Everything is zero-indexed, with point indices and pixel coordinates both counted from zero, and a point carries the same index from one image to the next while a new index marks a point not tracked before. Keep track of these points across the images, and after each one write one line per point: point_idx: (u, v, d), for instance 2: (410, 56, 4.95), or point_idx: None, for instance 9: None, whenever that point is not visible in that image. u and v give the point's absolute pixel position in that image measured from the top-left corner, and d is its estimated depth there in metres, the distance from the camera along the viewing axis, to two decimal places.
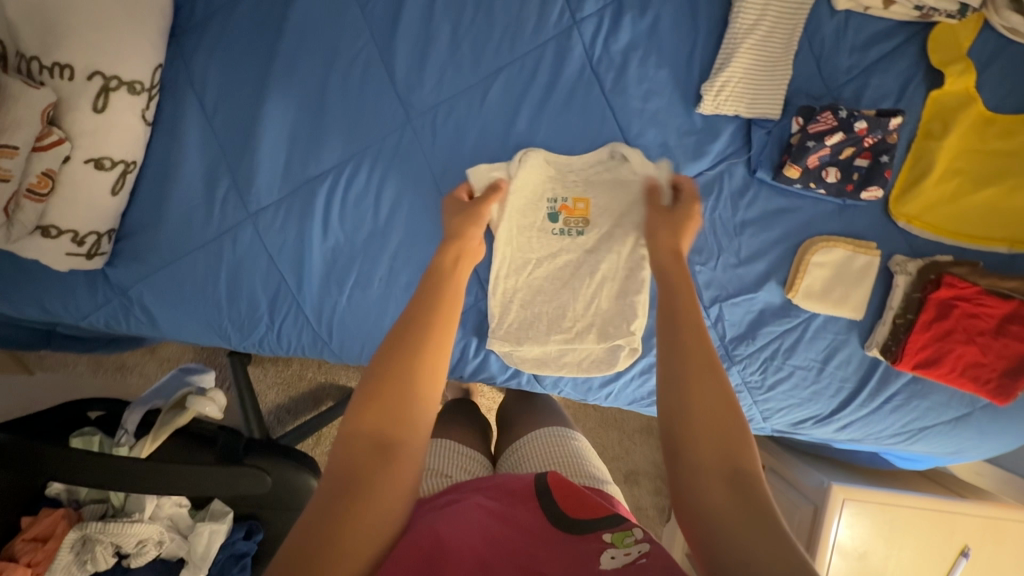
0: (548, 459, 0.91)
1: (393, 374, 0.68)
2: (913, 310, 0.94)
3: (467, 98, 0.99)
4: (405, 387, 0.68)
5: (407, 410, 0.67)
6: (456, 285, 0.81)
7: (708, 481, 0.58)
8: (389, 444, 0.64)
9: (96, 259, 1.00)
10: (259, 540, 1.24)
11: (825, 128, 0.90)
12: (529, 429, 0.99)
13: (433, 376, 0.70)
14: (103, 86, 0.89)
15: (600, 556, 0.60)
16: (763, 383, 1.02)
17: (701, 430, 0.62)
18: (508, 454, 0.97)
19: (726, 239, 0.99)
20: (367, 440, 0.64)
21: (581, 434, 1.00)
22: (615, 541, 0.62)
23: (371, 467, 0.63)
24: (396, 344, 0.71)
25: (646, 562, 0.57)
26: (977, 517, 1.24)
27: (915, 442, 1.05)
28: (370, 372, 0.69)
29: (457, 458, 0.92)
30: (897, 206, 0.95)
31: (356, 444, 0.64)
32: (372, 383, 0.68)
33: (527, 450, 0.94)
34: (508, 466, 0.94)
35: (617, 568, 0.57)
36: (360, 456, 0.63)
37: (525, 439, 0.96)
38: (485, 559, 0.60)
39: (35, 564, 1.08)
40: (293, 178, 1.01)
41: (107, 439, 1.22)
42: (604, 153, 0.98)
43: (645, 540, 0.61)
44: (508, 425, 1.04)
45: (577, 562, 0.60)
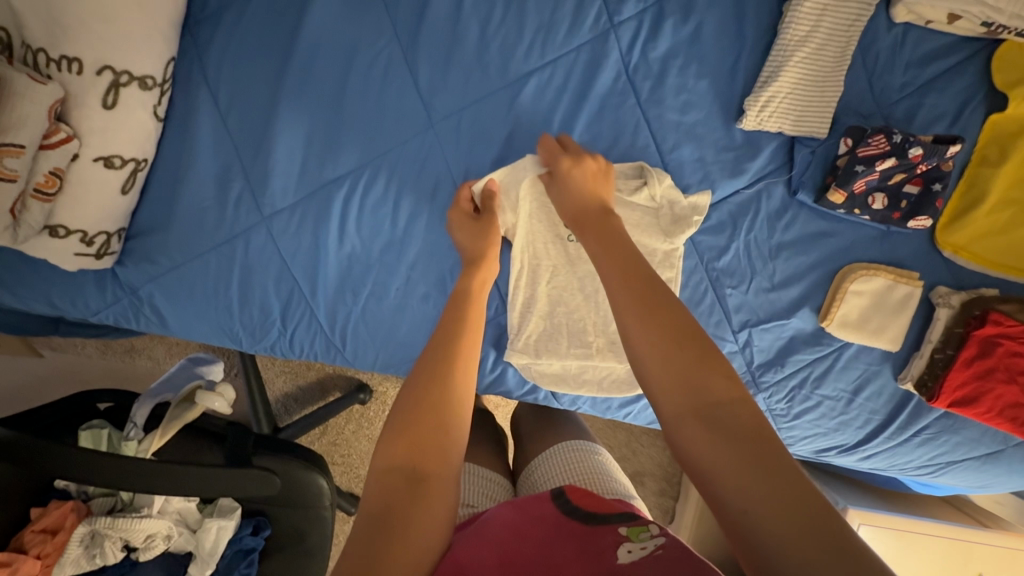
0: (568, 476, 0.88)
1: (423, 398, 0.66)
2: (954, 345, 0.90)
3: (493, 103, 0.94)
4: (437, 405, 0.66)
5: (436, 428, 0.65)
6: (479, 309, 0.78)
7: (691, 423, 0.54)
8: (426, 471, 0.62)
9: (105, 259, 0.97)
10: (267, 536, 1.22)
11: (875, 151, 0.84)
12: (547, 445, 0.96)
13: (462, 396, 0.68)
14: (113, 81, 0.85)
15: (616, 550, 0.58)
16: (788, 411, 0.99)
17: (676, 377, 0.56)
18: (525, 477, 0.94)
19: (760, 262, 0.94)
20: (402, 469, 0.61)
21: (603, 448, 0.96)
22: (630, 536, 0.61)
23: (409, 495, 0.59)
24: (425, 368, 0.69)
25: (662, 553, 0.56)
26: (994, 546, 1.22)
27: (941, 475, 1.02)
28: (405, 399, 0.67)
29: (476, 485, 0.89)
30: (944, 235, 0.90)
31: (392, 477, 0.60)
32: (403, 410, 0.65)
33: (545, 469, 0.91)
34: (526, 490, 0.92)
35: (634, 560, 0.55)
36: (396, 485, 0.60)
37: (543, 458, 0.94)
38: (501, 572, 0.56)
39: (44, 556, 1.06)
40: (308, 182, 0.97)
41: (115, 433, 1.20)
42: (630, 167, 0.92)
43: (660, 536, 0.60)
44: (523, 441, 1.02)
45: (593, 556, 0.58)
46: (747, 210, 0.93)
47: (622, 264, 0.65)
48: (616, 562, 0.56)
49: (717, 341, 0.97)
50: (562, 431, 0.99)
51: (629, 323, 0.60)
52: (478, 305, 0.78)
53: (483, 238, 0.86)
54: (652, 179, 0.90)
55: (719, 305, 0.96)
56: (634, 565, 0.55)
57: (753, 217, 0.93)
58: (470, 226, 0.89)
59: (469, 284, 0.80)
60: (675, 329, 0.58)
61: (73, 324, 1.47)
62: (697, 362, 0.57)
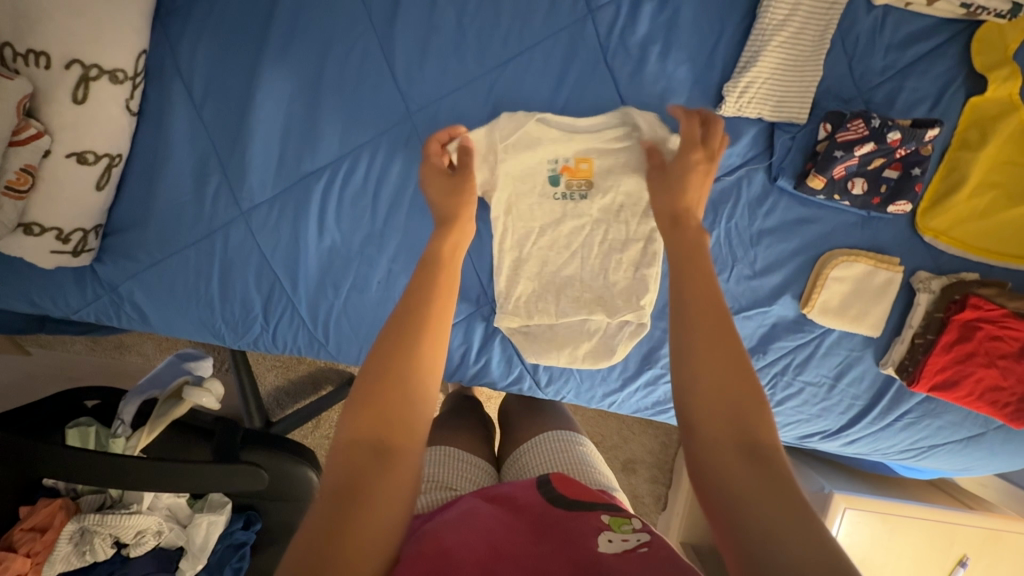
0: (553, 464, 0.87)
1: (388, 370, 0.64)
2: (933, 330, 0.90)
3: (472, 92, 0.93)
4: (404, 379, 0.64)
5: (401, 403, 0.63)
6: (447, 277, 0.75)
7: (726, 443, 0.55)
8: (390, 445, 0.61)
9: (83, 256, 0.96)
10: (259, 529, 1.24)
11: (854, 136, 0.84)
12: (531, 433, 0.95)
13: (427, 366, 0.67)
14: (82, 75, 0.83)
15: (597, 538, 0.60)
16: (771, 397, 0.99)
17: (715, 380, 0.59)
18: (510, 461, 0.93)
19: (742, 250, 0.94)
20: (368, 443, 0.60)
21: (587, 439, 0.96)
22: (613, 526, 0.63)
23: (372, 469, 0.58)
24: (389, 339, 0.67)
25: (647, 551, 0.57)
26: (977, 528, 1.23)
27: (924, 459, 1.03)
28: (370, 371, 0.65)
29: (461, 469, 0.89)
30: (924, 220, 0.90)
31: (356, 450, 0.59)
32: (369, 383, 0.64)
33: (530, 457, 0.90)
34: (511, 474, 0.90)
35: (617, 552, 0.57)
36: (359, 459, 0.59)
37: (527, 444, 0.93)
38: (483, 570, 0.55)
39: (34, 554, 1.06)
40: (287, 175, 0.96)
41: (103, 430, 1.19)
42: (612, 116, 0.91)
43: (643, 531, 0.62)
44: (508, 429, 1.01)
45: (578, 542, 0.59)
46: (728, 197, 0.93)
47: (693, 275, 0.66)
48: (599, 551, 0.58)
49: None
50: (547, 419, 0.98)
51: (685, 334, 0.62)
52: (450, 271, 0.76)
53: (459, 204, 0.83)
54: (638, 122, 0.90)
55: None
56: (617, 556, 0.56)
57: (734, 205, 0.93)
58: (452, 186, 0.86)
59: (440, 247, 0.78)
60: (728, 353, 0.60)
61: (58, 322, 1.46)
62: (741, 390, 0.58)
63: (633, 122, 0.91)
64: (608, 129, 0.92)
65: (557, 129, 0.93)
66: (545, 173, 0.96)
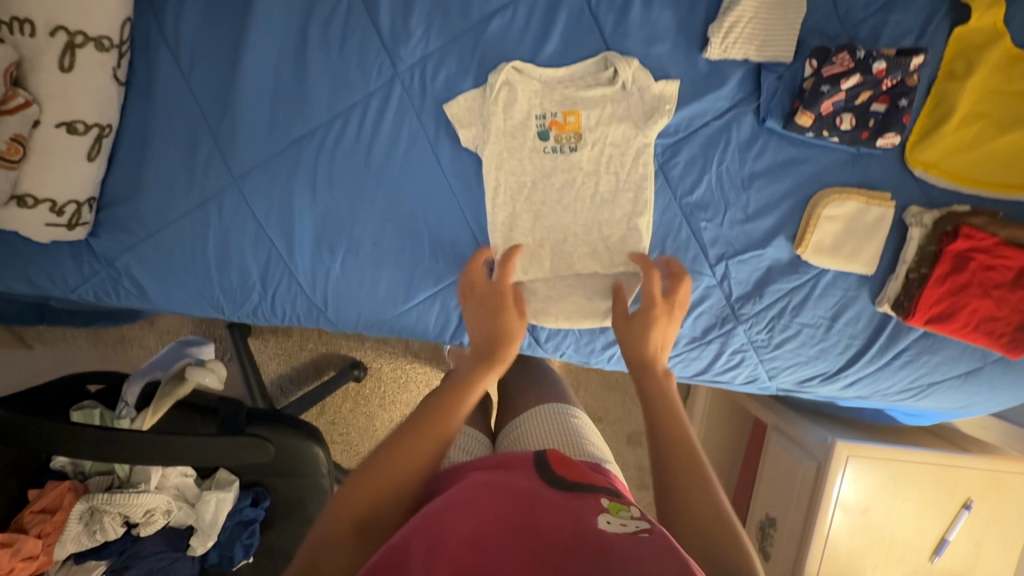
0: (549, 437, 0.94)
1: (391, 462, 0.70)
2: (927, 264, 0.91)
3: (457, 48, 0.93)
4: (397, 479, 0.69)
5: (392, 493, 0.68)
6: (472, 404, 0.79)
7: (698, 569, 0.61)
8: (372, 532, 0.66)
9: (78, 229, 0.96)
10: (266, 506, 1.23)
11: (840, 70, 0.85)
12: (529, 407, 1.02)
13: (427, 463, 0.72)
14: (68, 43, 0.84)
15: (597, 518, 0.61)
16: (769, 341, 1.00)
17: (682, 473, 0.69)
18: (509, 429, 1.01)
19: (734, 193, 0.94)
20: (352, 522, 0.65)
21: (581, 412, 1.02)
22: (611, 510, 0.64)
23: (348, 549, 0.63)
24: (402, 435, 0.72)
25: (648, 536, 0.58)
26: (980, 470, 1.24)
27: (923, 398, 1.04)
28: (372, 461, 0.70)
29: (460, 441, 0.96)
30: (914, 154, 0.90)
31: (338, 527, 0.64)
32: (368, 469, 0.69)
33: (528, 426, 0.97)
34: (510, 440, 0.98)
35: (617, 532, 0.58)
36: (340, 539, 0.64)
37: (527, 414, 1.00)
38: (475, 537, 0.58)
39: (45, 535, 1.08)
40: (278, 140, 0.96)
41: (107, 412, 1.22)
42: (593, 62, 0.91)
43: (643, 518, 0.62)
44: (508, 402, 1.09)
45: (574, 518, 0.61)
46: (718, 141, 0.93)
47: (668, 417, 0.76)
48: (598, 527, 0.59)
49: (695, 276, 0.97)
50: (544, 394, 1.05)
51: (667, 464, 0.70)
52: (474, 388, 0.80)
53: (495, 335, 0.86)
54: (619, 65, 0.90)
55: (695, 239, 0.96)
56: (617, 536, 0.58)
57: (724, 149, 0.93)
58: (494, 310, 0.90)
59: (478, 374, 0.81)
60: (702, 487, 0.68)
61: (58, 311, 1.46)
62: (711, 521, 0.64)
63: (613, 67, 0.91)
64: (590, 76, 0.93)
65: (536, 80, 0.93)
66: (534, 128, 0.95)
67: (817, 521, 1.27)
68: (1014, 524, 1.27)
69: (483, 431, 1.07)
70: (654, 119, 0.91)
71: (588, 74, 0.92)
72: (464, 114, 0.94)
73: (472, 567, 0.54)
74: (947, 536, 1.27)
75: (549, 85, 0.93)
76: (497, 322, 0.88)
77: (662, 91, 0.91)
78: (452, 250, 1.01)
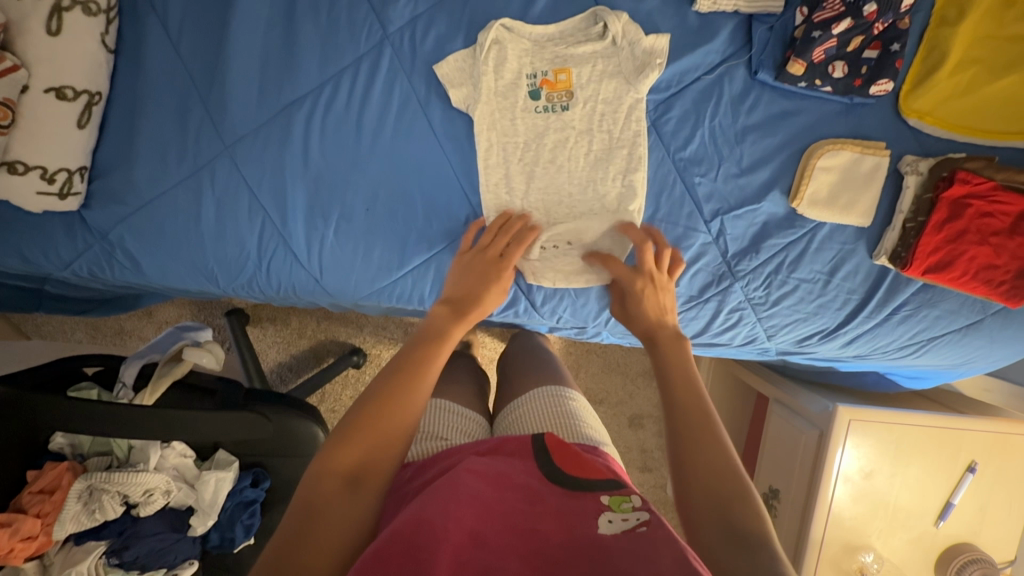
0: (546, 420, 0.92)
1: (376, 412, 0.72)
2: (924, 212, 0.90)
3: (447, 8, 0.93)
4: (380, 426, 0.71)
5: (380, 442, 0.71)
6: (444, 353, 0.82)
7: (709, 525, 0.62)
8: (365, 478, 0.68)
9: (70, 200, 0.95)
10: (267, 487, 1.22)
11: (831, 15, 0.84)
12: (526, 391, 1.01)
13: (409, 412, 0.74)
14: (55, 5, 0.84)
15: (598, 519, 0.62)
16: (767, 298, 0.99)
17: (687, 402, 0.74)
18: (507, 412, 0.99)
19: (727, 148, 0.93)
20: (345, 473, 0.67)
21: (578, 394, 1.01)
22: (612, 505, 0.65)
23: (345, 493, 0.66)
24: (381, 387, 0.75)
25: (646, 531, 0.59)
26: (985, 432, 1.23)
27: (923, 354, 1.03)
28: (354, 408, 0.73)
29: (456, 422, 0.94)
30: (908, 103, 0.89)
31: (330, 479, 0.66)
32: (353, 418, 0.72)
33: (526, 410, 0.96)
34: (507, 423, 0.96)
35: (617, 534, 0.60)
36: (335, 489, 0.66)
37: (524, 399, 0.99)
38: (476, 532, 0.60)
39: (44, 515, 1.06)
40: (269, 105, 0.96)
41: (105, 392, 1.22)
42: (583, 18, 0.91)
43: (644, 509, 0.64)
44: (507, 388, 1.08)
45: (576, 523, 0.62)
46: (710, 96, 0.92)
47: (682, 385, 0.77)
48: (598, 532, 0.61)
49: (691, 233, 0.96)
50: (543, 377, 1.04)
51: (680, 415, 0.72)
52: (446, 339, 0.84)
53: (467, 292, 0.92)
54: (609, 20, 0.89)
55: (689, 195, 0.95)
56: (618, 538, 0.59)
57: (716, 103, 0.92)
58: (467, 266, 0.95)
59: (444, 324, 0.85)
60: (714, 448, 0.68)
61: (54, 298, 1.46)
62: (723, 480, 0.65)
63: (603, 22, 0.91)
64: (580, 32, 0.92)
65: (526, 38, 0.93)
66: (525, 88, 0.94)
67: (821, 490, 1.25)
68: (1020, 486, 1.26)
69: (482, 399, 1.06)
70: (645, 73, 0.91)
71: (578, 31, 0.92)
72: (455, 74, 0.94)
73: (472, 561, 0.56)
74: (953, 500, 1.26)
75: (540, 43, 0.93)
76: (474, 283, 0.93)
77: (654, 44, 0.90)
78: (446, 213, 1.00)
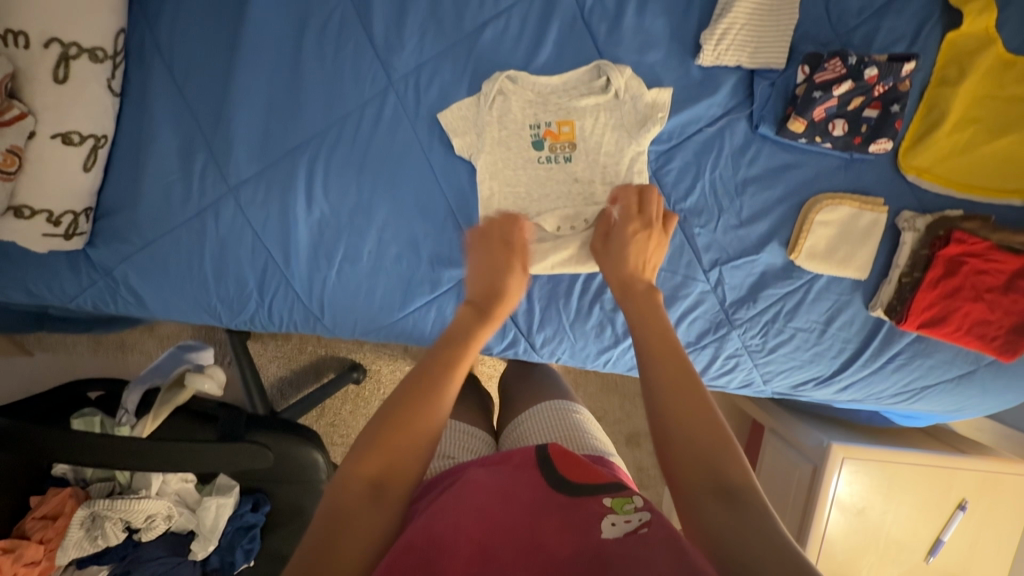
0: (553, 433, 0.94)
1: (400, 421, 0.70)
2: (920, 268, 0.91)
3: (452, 56, 0.94)
4: (404, 435, 0.70)
5: (406, 449, 0.70)
6: (470, 357, 0.79)
7: (701, 494, 0.61)
8: (388, 487, 0.67)
9: (76, 239, 0.96)
10: (267, 510, 1.22)
11: (832, 76, 0.85)
12: (531, 406, 1.02)
13: (435, 419, 0.72)
14: (62, 54, 0.84)
15: (602, 522, 0.62)
16: (763, 346, 1.00)
17: (672, 377, 0.70)
18: (511, 429, 1.01)
19: (727, 199, 0.94)
20: (370, 481, 0.67)
21: (584, 408, 1.02)
22: (615, 507, 0.65)
23: (367, 507, 0.65)
24: (406, 393, 0.73)
25: (647, 531, 0.59)
26: (976, 471, 1.25)
27: (916, 401, 1.05)
28: (377, 418, 0.71)
29: (461, 440, 0.97)
30: (907, 159, 0.90)
31: (354, 488, 0.66)
32: (377, 428, 0.70)
33: (529, 425, 0.97)
34: (512, 440, 0.98)
35: (618, 536, 0.59)
36: (359, 498, 0.65)
37: (529, 412, 1.00)
38: (483, 542, 0.61)
39: (47, 541, 1.08)
40: (272, 150, 0.97)
41: (108, 419, 1.22)
42: (587, 70, 0.92)
43: (645, 509, 0.64)
44: (513, 402, 1.07)
45: (580, 529, 0.62)
46: (711, 148, 0.93)
47: (667, 361, 0.72)
48: (600, 535, 0.60)
49: (689, 282, 0.97)
50: None
51: (661, 393, 0.69)
52: (474, 343, 0.80)
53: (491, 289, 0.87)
54: (612, 74, 0.90)
55: (688, 245, 0.96)
56: (619, 541, 0.59)
57: (717, 155, 0.93)
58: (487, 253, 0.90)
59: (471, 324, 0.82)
60: (699, 408, 0.67)
61: (58, 319, 1.46)
62: (709, 445, 0.65)
63: (607, 76, 0.91)
64: (583, 85, 0.93)
65: (530, 90, 0.93)
66: (528, 138, 0.95)
67: (815, 520, 1.28)
68: (1009, 523, 1.28)
69: (486, 425, 1.07)
70: (647, 127, 0.92)
71: (581, 83, 0.93)
72: (459, 123, 0.95)
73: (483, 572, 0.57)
74: (943, 536, 1.28)
75: (543, 94, 0.94)
76: (493, 275, 0.88)
77: (656, 99, 0.91)
78: (447, 259, 1.01)
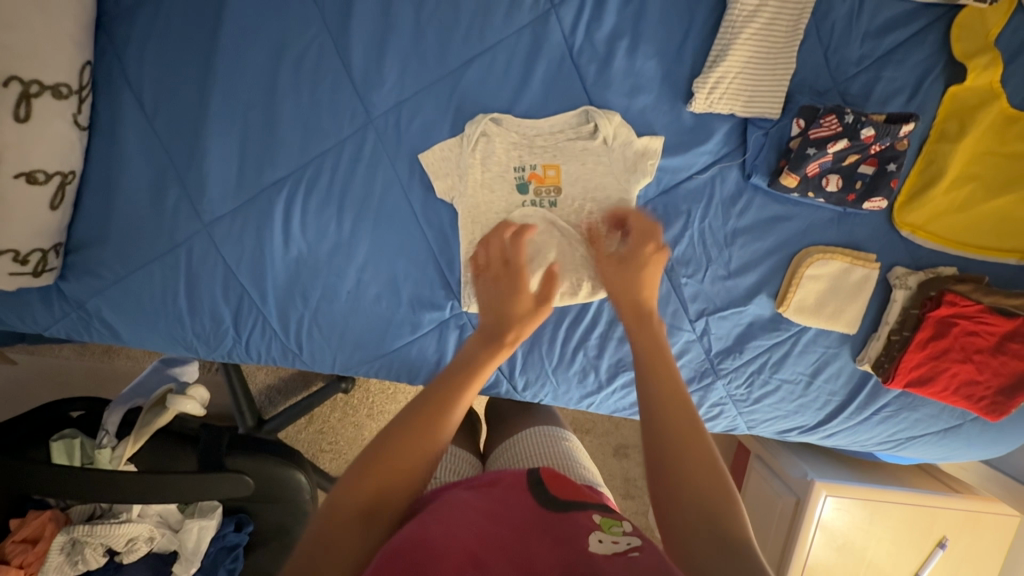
0: (540, 458, 0.88)
1: (400, 448, 0.64)
2: (909, 327, 0.90)
3: (434, 94, 0.90)
4: (403, 460, 0.64)
5: (403, 483, 0.63)
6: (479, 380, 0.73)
7: (689, 521, 0.55)
8: (379, 518, 0.61)
9: (44, 275, 0.93)
10: (251, 531, 1.12)
11: (827, 133, 0.82)
12: (520, 428, 0.97)
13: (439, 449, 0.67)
14: (23, 92, 0.78)
15: (588, 538, 0.57)
16: (748, 396, 0.99)
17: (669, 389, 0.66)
18: (498, 450, 0.95)
19: (716, 250, 0.92)
20: (358, 515, 0.60)
21: (573, 434, 0.97)
22: (603, 526, 0.61)
23: (354, 538, 0.58)
24: (412, 416, 0.67)
25: (638, 556, 0.53)
26: (958, 511, 1.25)
27: (901, 449, 1.03)
28: (378, 439, 0.65)
29: (447, 460, 0.91)
30: (901, 215, 0.88)
31: (343, 515, 0.59)
32: (375, 451, 0.64)
33: (517, 449, 0.91)
34: (499, 462, 0.92)
35: (607, 555, 0.54)
36: (344, 530, 0.58)
37: (517, 436, 0.94)
38: (475, 551, 0.55)
39: (27, 565, 0.98)
40: (247, 187, 0.93)
41: (90, 441, 1.03)
42: (574, 115, 0.89)
43: (634, 535, 0.59)
44: (496, 426, 1.03)
45: (568, 541, 0.57)
46: (701, 196, 0.90)
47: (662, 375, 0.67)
48: (589, 552, 0.55)
49: (675, 331, 0.95)
50: None
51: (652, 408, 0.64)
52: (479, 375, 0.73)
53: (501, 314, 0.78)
54: (600, 121, 0.87)
55: (675, 294, 0.94)
56: (607, 560, 0.53)
57: (707, 204, 0.90)
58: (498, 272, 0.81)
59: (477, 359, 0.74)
60: (688, 431, 0.62)
61: None
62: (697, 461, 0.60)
63: (594, 122, 0.88)
64: (570, 129, 0.90)
65: (515, 132, 0.90)
66: (512, 180, 0.93)
67: (797, 552, 1.28)
68: (987, 562, 1.28)
69: (472, 446, 1.02)
70: (636, 176, 0.90)
71: (568, 126, 0.90)
72: (441, 165, 0.92)
73: None
74: (922, 571, 1.29)
75: (529, 136, 0.91)
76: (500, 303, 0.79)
77: (646, 146, 0.88)
78: (428, 301, 0.99)
